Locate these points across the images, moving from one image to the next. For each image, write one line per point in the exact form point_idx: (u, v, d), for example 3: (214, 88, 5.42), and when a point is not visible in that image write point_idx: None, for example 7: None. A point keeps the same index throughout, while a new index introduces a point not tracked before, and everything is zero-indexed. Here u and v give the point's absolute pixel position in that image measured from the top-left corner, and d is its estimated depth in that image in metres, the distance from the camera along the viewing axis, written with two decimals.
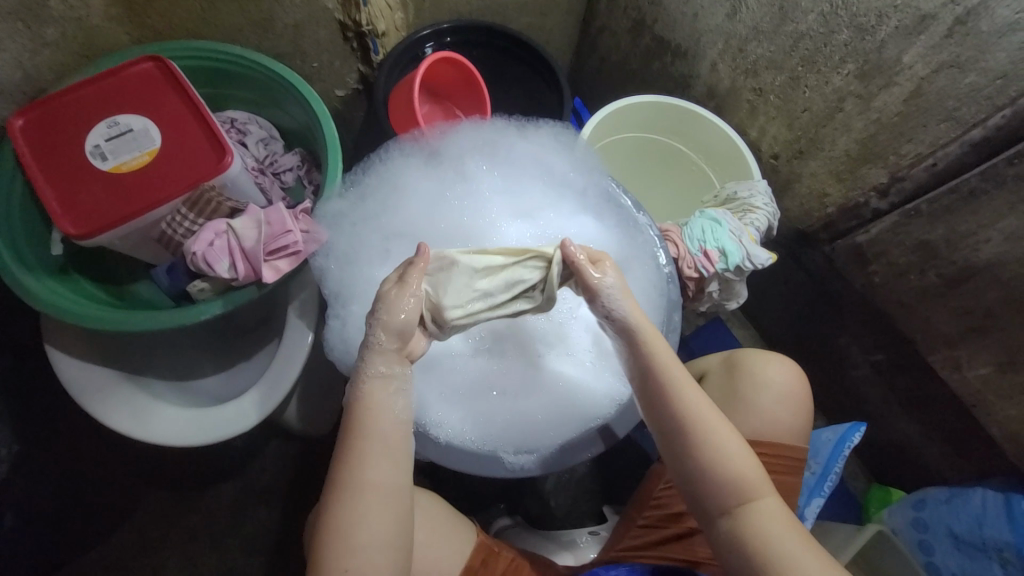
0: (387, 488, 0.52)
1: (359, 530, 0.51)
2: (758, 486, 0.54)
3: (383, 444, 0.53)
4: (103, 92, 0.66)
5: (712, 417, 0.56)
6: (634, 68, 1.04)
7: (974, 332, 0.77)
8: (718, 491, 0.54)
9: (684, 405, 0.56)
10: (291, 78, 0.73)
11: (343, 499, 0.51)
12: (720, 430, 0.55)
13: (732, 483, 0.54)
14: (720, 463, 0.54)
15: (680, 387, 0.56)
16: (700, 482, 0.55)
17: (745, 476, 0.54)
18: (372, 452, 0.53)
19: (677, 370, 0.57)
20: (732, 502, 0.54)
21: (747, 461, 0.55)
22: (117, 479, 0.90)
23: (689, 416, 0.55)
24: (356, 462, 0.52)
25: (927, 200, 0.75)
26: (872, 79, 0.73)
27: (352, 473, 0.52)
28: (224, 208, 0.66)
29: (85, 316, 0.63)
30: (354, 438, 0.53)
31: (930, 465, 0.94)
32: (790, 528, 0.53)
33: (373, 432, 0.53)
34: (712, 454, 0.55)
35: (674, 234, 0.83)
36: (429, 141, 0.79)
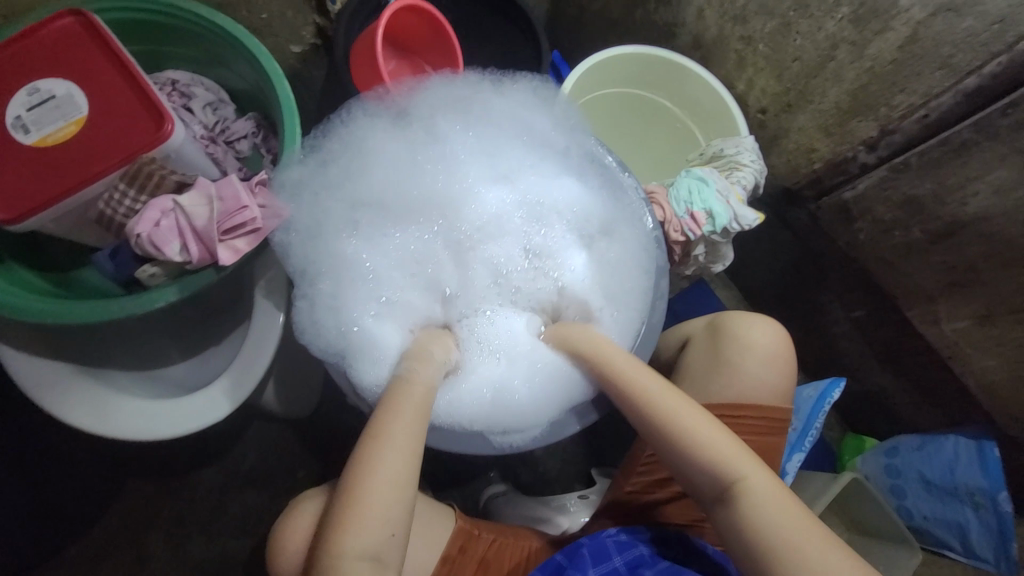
0: (414, 446, 0.52)
1: (382, 488, 0.49)
2: (743, 467, 0.54)
3: (415, 405, 0.54)
4: (17, 54, 0.58)
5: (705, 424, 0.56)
6: (614, 16, 0.97)
7: (955, 286, 0.78)
8: (708, 478, 0.55)
9: (651, 403, 0.57)
10: (235, 32, 0.65)
11: (371, 452, 0.50)
12: (691, 420, 0.56)
13: (716, 467, 0.54)
14: (701, 450, 0.55)
15: (642, 392, 0.58)
16: (685, 470, 0.56)
17: (730, 458, 0.54)
18: (406, 409, 0.53)
19: (664, 387, 0.58)
20: (721, 486, 0.54)
21: (728, 444, 0.55)
22: (91, 472, 0.87)
23: (660, 412, 0.57)
24: (386, 418, 0.52)
25: (917, 152, 0.73)
26: (867, 24, 0.69)
27: (383, 427, 0.52)
28: (169, 182, 0.60)
29: (27, 309, 0.57)
30: (393, 394, 0.54)
31: (904, 415, 0.97)
32: (783, 504, 0.52)
33: (412, 390, 0.55)
34: (688, 444, 0.55)
35: (660, 195, 0.80)
36: (396, 99, 0.71)
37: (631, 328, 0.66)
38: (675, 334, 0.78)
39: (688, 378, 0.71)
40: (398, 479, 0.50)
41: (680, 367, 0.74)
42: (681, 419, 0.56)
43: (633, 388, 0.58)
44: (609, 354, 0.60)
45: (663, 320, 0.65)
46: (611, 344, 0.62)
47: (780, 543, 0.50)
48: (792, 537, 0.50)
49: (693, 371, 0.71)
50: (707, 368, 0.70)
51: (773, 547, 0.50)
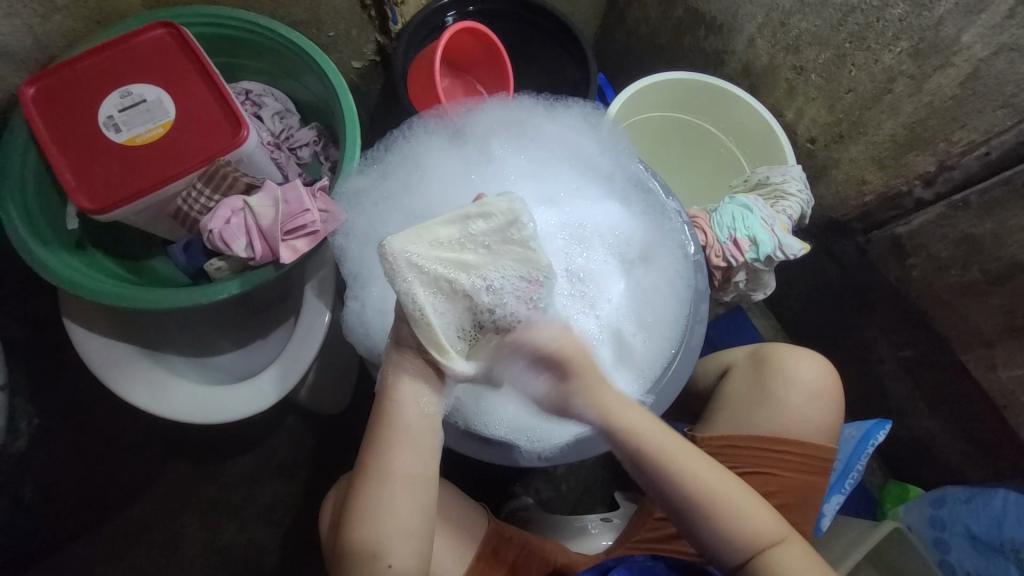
0: (417, 474, 0.53)
1: (389, 518, 0.52)
2: (775, 531, 0.55)
3: (409, 437, 0.53)
4: (116, 60, 0.64)
5: (713, 478, 0.56)
6: (663, 42, 0.98)
7: (1014, 332, 0.74)
8: (736, 547, 0.55)
9: (684, 477, 0.55)
10: (309, 48, 0.70)
11: (374, 485, 0.52)
12: (725, 490, 0.55)
13: (749, 538, 0.55)
14: (737, 524, 0.55)
15: (675, 466, 0.56)
16: (715, 540, 0.56)
17: (762, 525, 0.55)
18: (398, 442, 0.53)
19: (670, 441, 0.56)
20: (750, 552, 0.55)
21: (761, 512, 0.56)
22: (136, 450, 0.91)
23: (693, 487, 0.55)
24: (382, 450, 0.53)
25: (977, 191, 0.70)
26: (927, 59, 0.67)
27: (380, 463, 0.52)
28: (241, 183, 0.65)
29: (103, 292, 0.62)
30: (383, 426, 0.53)
31: (952, 464, 0.92)
32: (807, 562, 0.56)
33: (401, 423, 0.53)
34: (722, 518, 0.55)
35: (702, 220, 0.80)
36: (454, 119, 0.75)
37: (666, 353, 0.66)
38: (716, 361, 0.77)
39: (726, 406, 0.70)
40: (400, 510, 0.52)
41: (718, 395, 0.72)
42: (717, 491, 0.55)
43: (666, 461, 0.56)
44: (643, 431, 0.56)
45: (700, 343, 0.67)
46: (636, 411, 0.57)
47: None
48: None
49: (732, 399, 0.70)
50: (748, 398, 0.68)
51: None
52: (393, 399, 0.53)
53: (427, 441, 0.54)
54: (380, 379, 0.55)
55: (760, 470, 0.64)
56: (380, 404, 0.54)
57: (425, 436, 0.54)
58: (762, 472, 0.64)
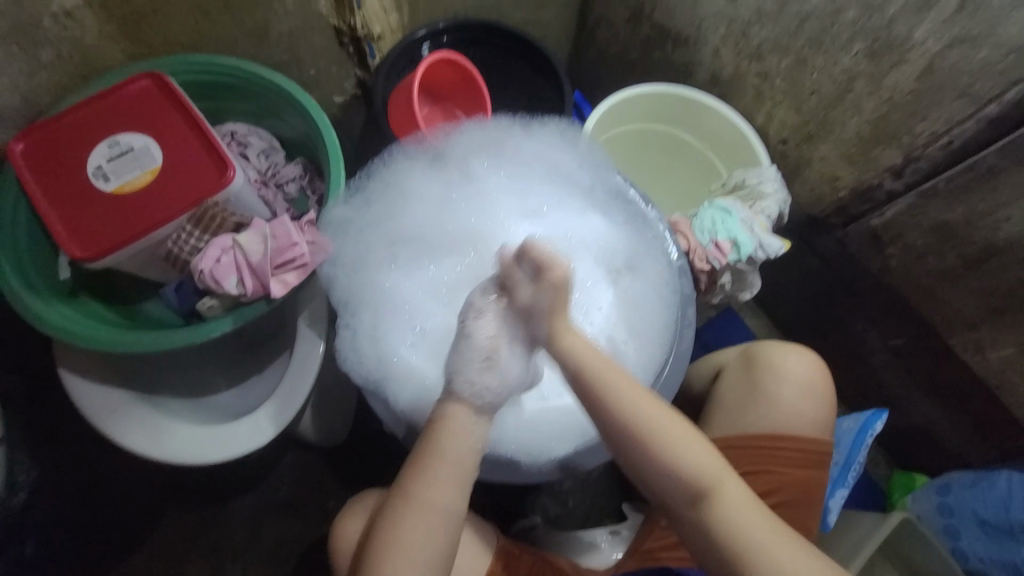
0: (448, 508, 0.54)
1: (412, 542, 0.52)
2: (712, 471, 0.53)
3: (451, 466, 0.54)
4: (102, 113, 0.66)
5: (658, 418, 0.54)
6: (633, 58, 1.02)
7: (995, 312, 0.76)
8: (677, 486, 0.53)
9: (621, 403, 0.54)
10: (291, 89, 0.72)
11: (406, 512, 0.53)
12: (665, 423, 0.54)
13: (688, 477, 0.53)
14: (673, 460, 0.53)
15: (615, 390, 0.54)
16: (655, 479, 0.54)
17: (698, 463, 0.53)
18: (439, 472, 0.54)
19: (608, 370, 0.55)
20: (689, 492, 0.53)
21: (698, 447, 0.54)
22: (136, 495, 0.90)
23: (633, 419, 0.54)
24: (420, 479, 0.54)
25: (944, 179, 0.72)
26: (882, 58, 0.71)
27: (416, 492, 0.53)
28: (229, 223, 0.66)
29: (95, 338, 0.63)
30: (427, 454, 0.54)
31: (953, 448, 0.93)
32: (751, 503, 0.53)
33: (447, 450, 0.54)
34: (666, 461, 0.53)
35: (683, 225, 0.82)
36: (434, 143, 0.77)
37: (658, 356, 0.66)
38: (708, 364, 0.77)
39: (722, 408, 0.70)
40: (426, 539, 0.53)
41: (713, 399, 0.73)
42: (655, 425, 0.54)
43: (609, 390, 0.54)
44: (603, 367, 0.55)
45: (691, 346, 0.68)
46: (593, 352, 0.56)
47: (754, 549, 0.52)
48: (767, 545, 0.52)
49: (727, 400, 0.70)
50: (743, 397, 0.69)
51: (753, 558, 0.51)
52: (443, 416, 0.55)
53: (468, 470, 0.55)
54: (434, 409, 0.57)
55: (762, 468, 0.64)
56: (428, 433, 0.55)
57: (467, 463, 0.55)
58: (761, 470, 0.64)
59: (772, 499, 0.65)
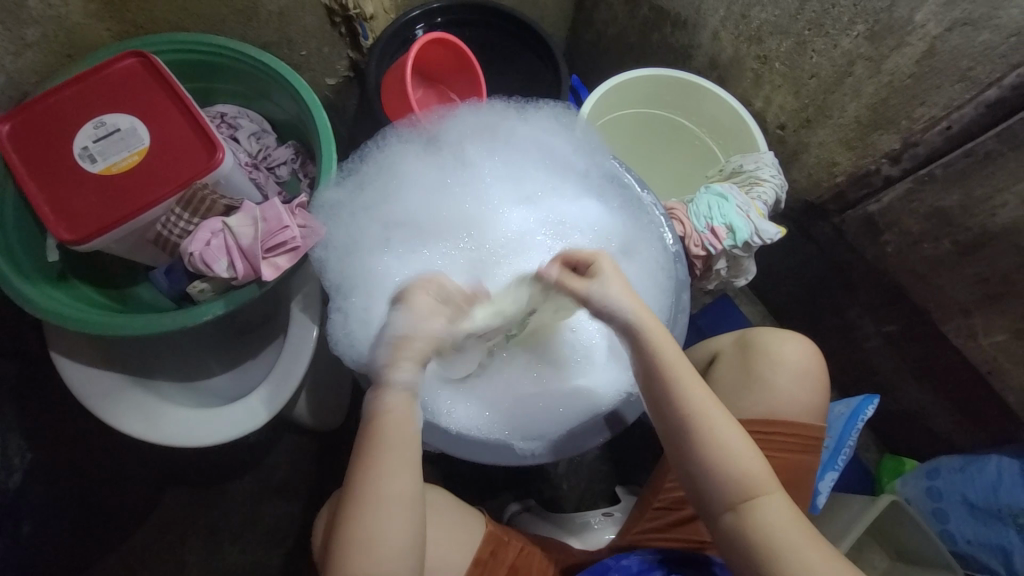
0: (410, 494, 0.51)
1: (374, 538, 0.49)
2: (759, 477, 0.54)
3: (399, 453, 0.51)
4: (87, 92, 0.64)
5: (718, 416, 0.55)
6: (631, 41, 1.00)
7: (989, 299, 0.76)
8: (723, 484, 0.54)
9: (683, 400, 0.55)
10: (281, 69, 0.71)
11: (360, 510, 0.49)
12: (722, 423, 0.55)
13: (738, 479, 0.54)
14: (723, 458, 0.54)
15: (684, 385, 0.55)
16: (704, 479, 0.55)
17: (750, 464, 0.54)
18: (386, 462, 0.50)
19: (680, 366, 0.56)
20: (735, 497, 0.54)
21: (754, 457, 0.55)
22: (133, 480, 0.91)
23: (694, 417, 0.55)
24: (369, 473, 0.50)
25: (941, 164, 0.72)
26: (882, 41, 0.70)
27: (370, 486, 0.50)
28: (219, 205, 0.65)
29: (86, 322, 0.63)
30: (371, 446, 0.51)
31: (944, 434, 0.94)
32: (792, 515, 0.54)
33: (390, 439, 0.51)
34: (716, 458, 0.54)
35: (679, 212, 0.81)
36: (427, 126, 0.76)
37: None
38: (703, 350, 0.77)
39: (716, 394, 0.71)
40: (392, 531, 0.49)
41: (707, 384, 0.73)
42: (716, 423, 0.55)
43: (674, 385, 0.55)
44: (669, 354, 0.56)
45: (685, 333, 0.68)
46: (664, 333, 0.57)
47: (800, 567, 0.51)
48: (806, 557, 0.52)
49: (719, 385, 0.71)
50: (735, 383, 0.69)
51: (784, 562, 0.52)
52: (379, 414, 0.51)
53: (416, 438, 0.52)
54: (365, 404, 0.53)
55: None
56: (369, 426, 0.51)
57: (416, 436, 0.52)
58: None
59: None
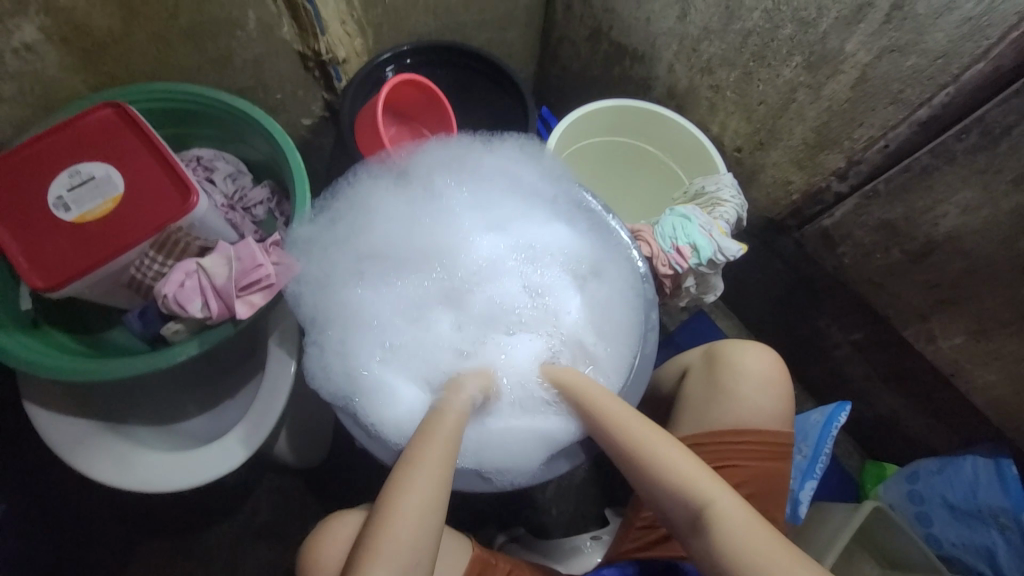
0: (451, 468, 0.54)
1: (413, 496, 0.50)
2: (698, 485, 0.55)
3: (453, 432, 0.56)
4: (62, 143, 0.66)
5: (655, 439, 0.58)
6: (594, 74, 1.06)
7: (943, 304, 0.80)
8: (678, 504, 0.55)
9: (620, 430, 0.59)
10: (253, 113, 0.74)
11: (406, 467, 0.52)
12: (658, 446, 0.57)
13: (685, 495, 0.55)
14: (664, 476, 0.56)
15: (615, 420, 0.59)
16: (657, 497, 0.57)
17: (693, 481, 0.55)
18: (440, 433, 0.56)
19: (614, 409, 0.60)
20: (691, 514, 0.54)
21: (699, 471, 0.55)
22: (107, 531, 0.88)
23: (630, 439, 0.58)
24: (426, 438, 0.55)
25: (884, 180, 0.77)
26: (819, 69, 0.75)
27: (422, 447, 0.54)
28: (193, 247, 0.67)
29: (57, 369, 0.62)
30: (431, 421, 0.57)
31: (918, 437, 0.96)
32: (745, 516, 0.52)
33: (447, 418, 0.57)
34: (659, 477, 0.56)
35: (646, 233, 0.84)
36: (397, 161, 0.79)
37: (625, 361, 0.68)
38: (674, 365, 0.80)
39: (688, 406, 0.73)
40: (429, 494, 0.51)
41: (680, 398, 0.75)
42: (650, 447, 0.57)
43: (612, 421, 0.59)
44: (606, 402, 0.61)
45: (656, 350, 0.67)
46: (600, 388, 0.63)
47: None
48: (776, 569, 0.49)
49: (691, 399, 0.73)
50: (705, 395, 0.71)
51: None
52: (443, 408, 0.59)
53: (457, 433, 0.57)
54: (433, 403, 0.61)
55: (726, 464, 0.66)
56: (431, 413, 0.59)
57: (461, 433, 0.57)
58: (731, 464, 0.66)
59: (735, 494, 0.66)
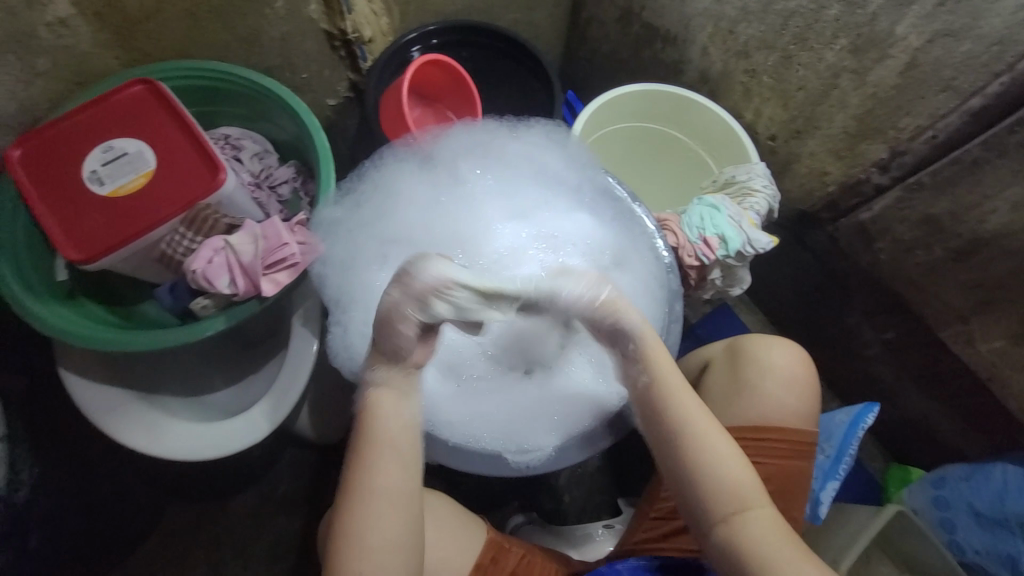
0: (399, 488, 0.54)
1: (372, 527, 0.52)
2: (752, 493, 0.55)
3: (390, 446, 0.55)
4: (96, 118, 0.67)
5: (712, 430, 0.57)
6: (624, 57, 1.03)
7: (984, 305, 0.76)
8: (713, 499, 0.55)
9: (680, 416, 0.57)
10: (281, 93, 0.74)
11: (356, 503, 0.53)
12: (714, 438, 0.56)
13: (725, 490, 0.54)
14: (714, 468, 0.55)
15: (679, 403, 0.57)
16: (689, 488, 0.56)
17: (739, 478, 0.55)
18: (380, 455, 0.54)
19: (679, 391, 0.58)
20: (726, 510, 0.54)
21: (742, 469, 0.55)
22: (137, 494, 0.92)
23: (687, 427, 0.57)
24: (366, 466, 0.54)
25: (929, 173, 0.73)
26: (866, 53, 0.71)
27: (365, 479, 0.54)
28: (221, 224, 0.68)
29: (92, 339, 0.64)
30: (365, 443, 0.55)
31: (947, 441, 0.93)
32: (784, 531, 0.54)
33: (382, 434, 0.55)
34: (704, 469, 0.55)
35: (672, 222, 0.82)
36: (423, 145, 0.78)
37: None
38: (696, 358, 0.78)
39: (707, 400, 0.71)
40: (384, 523, 0.53)
41: (701, 391, 0.73)
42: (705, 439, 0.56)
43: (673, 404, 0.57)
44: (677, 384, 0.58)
45: (679, 343, 0.68)
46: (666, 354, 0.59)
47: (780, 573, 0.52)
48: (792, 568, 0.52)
49: (712, 393, 0.71)
50: (727, 390, 0.69)
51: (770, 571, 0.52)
52: (370, 413, 0.56)
53: (404, 445, 0.56)
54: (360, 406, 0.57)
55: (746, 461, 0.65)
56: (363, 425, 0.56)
57: (404, 441, 0.56)
58: (749, 461, 0.65)
59: None
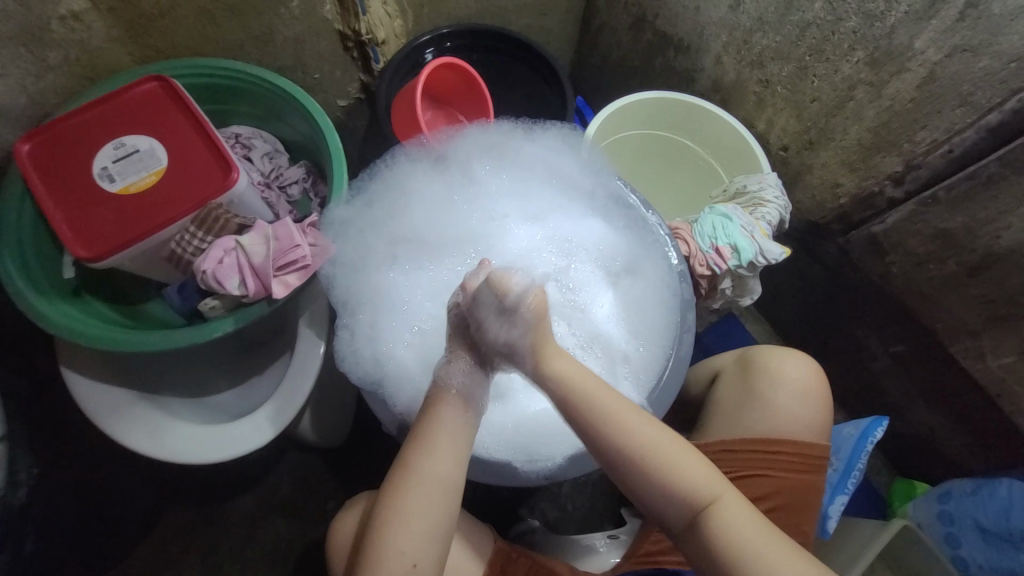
0: (448, 478, 0.53)
1: (411, 517, 0.52)
2: (711, 486, 0.53)
3: (451, 439, 0.55)
4: (108, 114, 0.66)
5: (651, 431, 0.54)
6: (636, 64, 1.02)
7: (996, 321, 0.76)
8: (674, 500, 0.54)
9: (613, 419, 0.54)
10: (295, 93, 0.73)
11: (403, 485, 0.53)
12: (656, 438, 0.54)
13: (685, 491, 0.53)
14: (667, 469, 0.53)
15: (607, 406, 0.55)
16: (651, 492, 0.54)
17: (695, 477, 0.53)
18: (438, 444, 0.54)
19: (602, 393, 0.56)
20: (689, 509, 0.53)
21: (696, 464, 0.54)
22: (135, 494, 0.90)
23: (629, 431, 0.54)
24: (422, 450, 0.54)
25: (944, 187, 0.73)
26: (883, 66, 0.71)
27: (418, 463, 0.53)
28: (232, 224, 0.67)
29: (97, 338, 0.63)
30: (426, 430, 0.55)
31: (954, 457, 0.92)
32: (752, 516, 0.53)
33: (443, 426, 0.55)
34: (659, 471, 0.54)
35: (684, 231, 0.82)
36: (436, 145, 0.78)
37: (658, 362, 0.66)
38: (706, 367, 0.78)
39: (718, 411, 0.71)
40: (427, 512, 0.52)
41: (712, 402, 0.73)
42: (647, 436, 0.54)
43: (602, 405, 0.55)
44: (592, 382, 0.56)
45: (690, 352, 0.66)
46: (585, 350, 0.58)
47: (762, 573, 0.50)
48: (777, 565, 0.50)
49: (724, 403, 0.71)
50: (740, 401, 0.69)
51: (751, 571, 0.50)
52: (433, 411, 0.56)
53: (461, 441, 0.55)
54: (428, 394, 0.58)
55: (756, 474, 0.64)
56: (424, 416, 0.56)
57: (462, 438, 0.55)
58: (760, 474, 0.64)
59: (765, 504, 0.65)
